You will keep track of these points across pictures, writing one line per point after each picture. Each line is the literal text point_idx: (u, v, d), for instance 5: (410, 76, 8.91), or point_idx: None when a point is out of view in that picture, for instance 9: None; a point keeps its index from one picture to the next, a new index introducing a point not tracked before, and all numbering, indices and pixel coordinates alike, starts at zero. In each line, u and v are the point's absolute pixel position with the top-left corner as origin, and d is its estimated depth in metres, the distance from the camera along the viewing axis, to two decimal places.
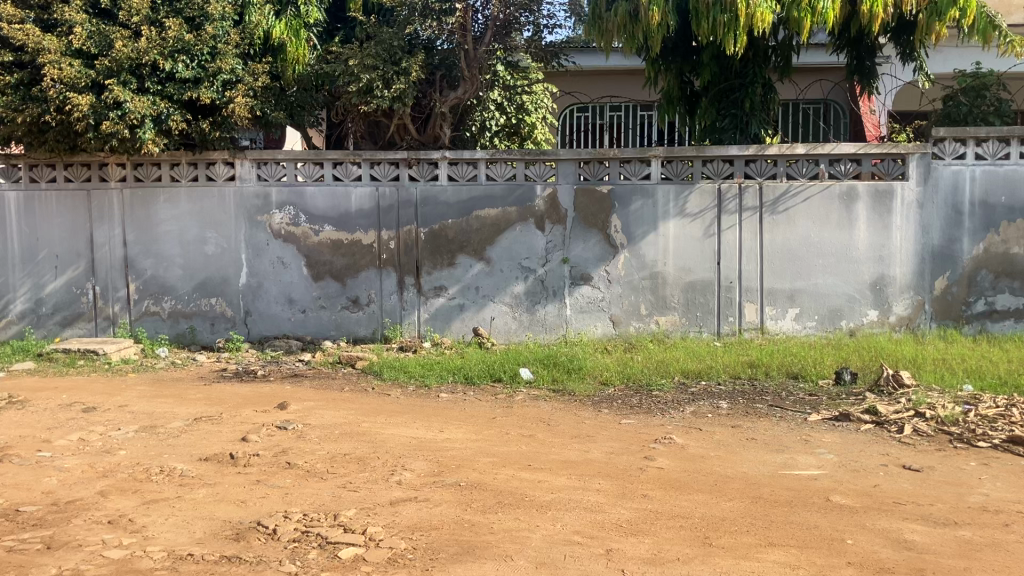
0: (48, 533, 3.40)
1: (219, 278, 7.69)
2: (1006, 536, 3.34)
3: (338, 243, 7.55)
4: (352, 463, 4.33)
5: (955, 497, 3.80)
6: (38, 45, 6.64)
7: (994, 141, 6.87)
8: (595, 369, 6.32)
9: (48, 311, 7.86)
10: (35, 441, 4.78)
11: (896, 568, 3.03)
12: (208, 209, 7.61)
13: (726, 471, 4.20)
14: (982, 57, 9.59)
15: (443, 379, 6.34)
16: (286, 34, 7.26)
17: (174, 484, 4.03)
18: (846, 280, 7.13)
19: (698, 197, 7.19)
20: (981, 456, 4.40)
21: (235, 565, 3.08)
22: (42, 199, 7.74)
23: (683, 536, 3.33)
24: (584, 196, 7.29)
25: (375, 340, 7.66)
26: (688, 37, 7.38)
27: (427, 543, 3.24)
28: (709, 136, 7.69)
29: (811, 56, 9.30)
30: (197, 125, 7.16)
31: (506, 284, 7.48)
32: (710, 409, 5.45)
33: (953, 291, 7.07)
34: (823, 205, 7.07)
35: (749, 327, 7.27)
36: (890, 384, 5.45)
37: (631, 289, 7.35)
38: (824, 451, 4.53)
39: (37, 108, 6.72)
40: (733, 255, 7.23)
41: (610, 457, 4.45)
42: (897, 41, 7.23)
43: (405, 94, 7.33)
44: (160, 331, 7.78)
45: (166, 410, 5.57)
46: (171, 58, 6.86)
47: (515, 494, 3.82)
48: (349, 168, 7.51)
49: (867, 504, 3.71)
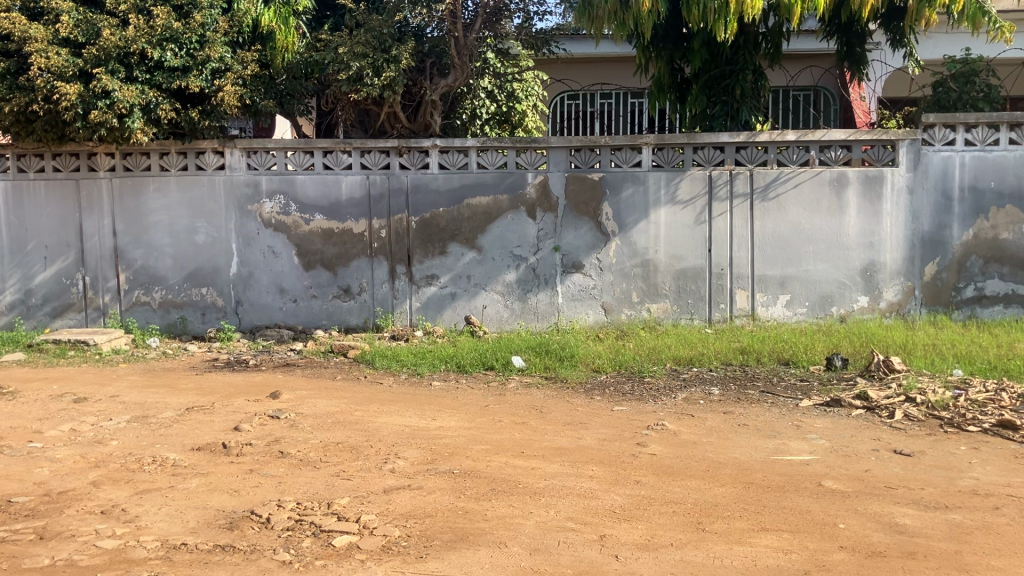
0: (40, 523, 3.40)
1: (209, 268, 7.66)
2: (995, 519, 3.38)
3: (329, 232, 7.53)
4: (345, 451, 4.34)
5: (946, 481, 3.84)
6: (24, 34, 6.57)
7: (983, 127, 6.89)
8: (587, 356, 6.33)
9: (38, 302, 7.81)
10: (26, 433, 4.77)
11: (887, 551, 3.06)
12: (198, 198, 7.58)
13: (718, 457, 4.22)
14: (972, 44, 9.64)
15: (435, 367, 6.34)
16: (275, 22, 7.13)
17: (166, 474, 4.02)
18: (836, 266, 7.16)
19: (689, 183, 7.20)
20: (972, 441, 4.44)
21: (230, 554, 3.08)
22: (30, 188, 7.69)
23: (676, 521, 3.35)
24: (575, 184, 7.29)
25: (367, 330, 7.65)
26: (679, 23, 7.36)
27: (422, 531, 3.26)
28: (700, 123, 7.68)
29: (802, 43, 9.34)
30: (186, 113, 7.14)
31: (498, 272, 7.48)
32: (703, 395, 5.47)
33: (942, 277, 7.10)
34: (814, 191, 7.08)
35: (741, 314, 7.29)
36: (881, 369, 5.48)
37: (623, 277, 7.36)
38: (815, 437, 4.56)
39: (24, 98, 6.68)
40: (725, 243, 7.25)
41: (602, 443, 4.47)
42: (886, 27, 7.23)
43: (394, 82, 7.32)
44: (150, 321, 7.76)
45: (158, 399, 5.56)
46: (159, 46, 6.79)
47: (509, 482, 3.83)
48: (340, 156, 7.48)
49: (859, 488, 3.74)
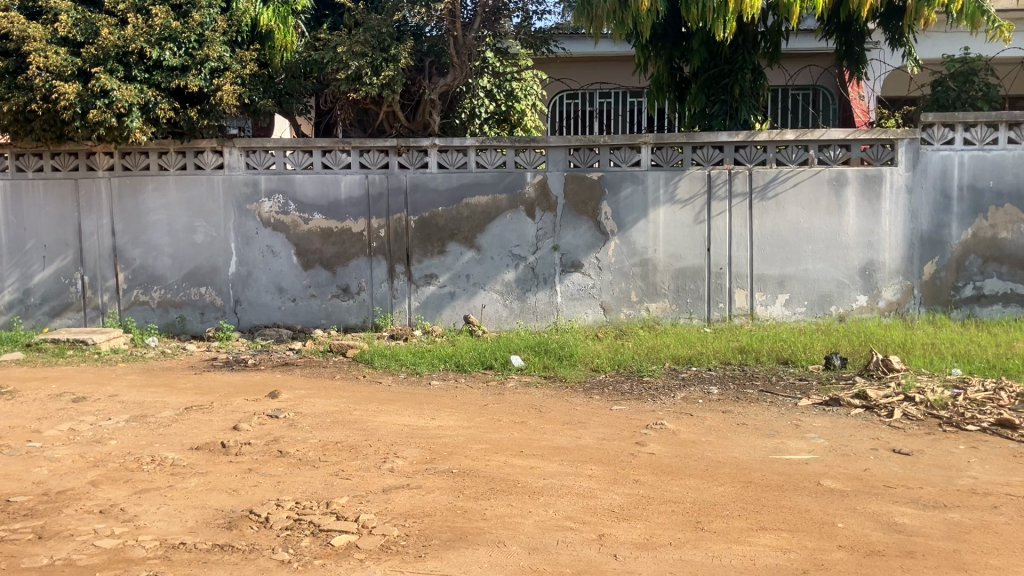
0: (39, 523, 3.40)
1: (208, 267, 7.66)
2: (994, 518, 3.38)
3: (328, 231, 7.53)
4: (344, 451, 4.34)
5: (944, 480, 3.84)
6: (22, 33, 6.57)
7: (982, 126, 6.89)
8: (586, 356, 6.33)
9: (36, 301, 7.81)
10: (24, 432, 4.76)
11: (886, 550, 3.06)
12: (197, 198, 7.57)
13: (717, 456, 4.22)
14: (971, 43, 9.65)
15: (434, 367, 6.34)
16: (274, 21, 7.14)
17: (165, 473, 4.02)
18: (835, 265, 7.16)
19: (688, 183, 7.20)
20: (971, 440, 4.44)
21: (228, 554, 3.08)
22: (29, 187, 7.68)
23: (675, 520, 3.35)
24: (574, 183, 7.29)
25: (366, 329, 7.65)
26: (678, 23, 7.36)
27: (421, 530, 3.26)
28: (699, 123, 7.68)
29: (801, 42, 9.34)
30: (185, 113, 7.13)
31: (497, 272, 7.47)
32: (701, 395, 5.47)
33: (941, 277, 7.11)
34: (813, 191, 7.08)
35: (740, 313, 7.29)
36: (880, 369, 5.48)
37: (622, 276, 7.36)
38: (814, 436, 4.56)
39: (23, 97, 6.67)
40: (724, 242, 7.25)
41: (601, 442, 4.47)
42: (885, 26, 7.23)
43: (393, 81, 7.31)
44: (149, 320, 7.75)
45: (156, 399, 5.56)
46: (158, 45, 6.78)
47: (508, 481, 3.83)
48: (338, 155, 7.47)
49: (857, 487, 3.74)
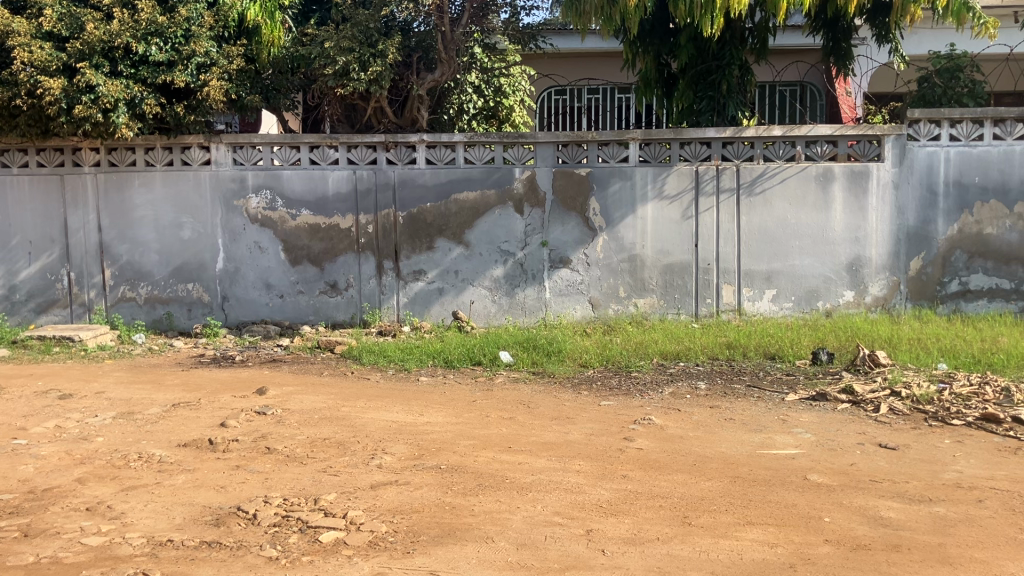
0: (25, 521, 3.39)
1: (195, 263, 7.63)
2: (979, 512, 3.41)
3: (315, 227, 7.51)
4: (332, 447, 4.34)
5: (930, 474, 3.88)
6: (6, 28, 6.52)
7: (968, 122, 6.93)
8: (574, 351, 6.34)
9: (23, 298, 7.75)
10: (10, 429, 4.74)
11: (873, 544, 3.08)
12: (184, 194, 7.54)
13: (704, 451, 4.24)
14: (957, 40, 9.73)
15: (423, 363, 6.34)
16: (260, 16, 7.07)
17: (152, 470, 4.01)
18: (822, 261, 7.20)
19: (677, 178, 7.21)
20: (956, 434, 4.48)
21: (215, 550, 3.08)
22: (14, 183, 7.61)
23: (663, 515, 3.37)
24: (563, 179, 7.29)
25: (354, 325, 7.63)
26: (665, 19, 7.41)
27: (409, 526, 3.26)
28: (686, 119, 7.70)
29: (788, 38, 9.40)
30: (171, 108, 7.07)
31: (485, 267, 7.47)
32: (689, 390, 5.50)
33: (928, 272, 7.15)
34: (800, 187, 7.12)
35: (727, 309, 7.32)
36: (866, 364, 5.52)
37: (610, 272, 7.37)
38: (801, 431, 4.58)
39: (6, 92, 6.61)
40: (711, 238, 7.27)
41: (589, 438, 4.48)
42: (872, 23, 7.26)
43: (381, 76, 7.26)
44: (136, 317, 7.72)
45: (143, 396, 5.53)
46: (143, 41, 6.74)
47: (496, 477, 3.84)
48: (326, 151, 7.45)
49: (844, 482, 3.77)
